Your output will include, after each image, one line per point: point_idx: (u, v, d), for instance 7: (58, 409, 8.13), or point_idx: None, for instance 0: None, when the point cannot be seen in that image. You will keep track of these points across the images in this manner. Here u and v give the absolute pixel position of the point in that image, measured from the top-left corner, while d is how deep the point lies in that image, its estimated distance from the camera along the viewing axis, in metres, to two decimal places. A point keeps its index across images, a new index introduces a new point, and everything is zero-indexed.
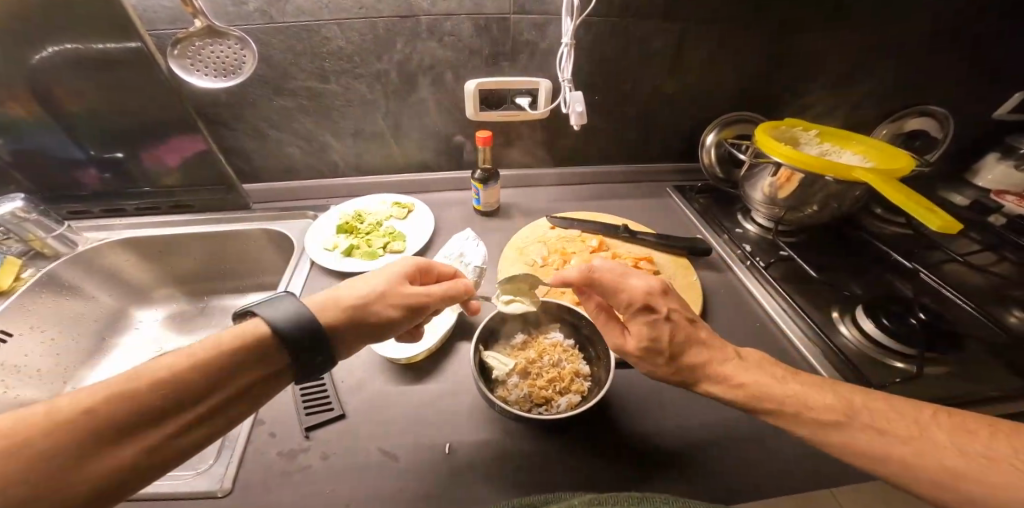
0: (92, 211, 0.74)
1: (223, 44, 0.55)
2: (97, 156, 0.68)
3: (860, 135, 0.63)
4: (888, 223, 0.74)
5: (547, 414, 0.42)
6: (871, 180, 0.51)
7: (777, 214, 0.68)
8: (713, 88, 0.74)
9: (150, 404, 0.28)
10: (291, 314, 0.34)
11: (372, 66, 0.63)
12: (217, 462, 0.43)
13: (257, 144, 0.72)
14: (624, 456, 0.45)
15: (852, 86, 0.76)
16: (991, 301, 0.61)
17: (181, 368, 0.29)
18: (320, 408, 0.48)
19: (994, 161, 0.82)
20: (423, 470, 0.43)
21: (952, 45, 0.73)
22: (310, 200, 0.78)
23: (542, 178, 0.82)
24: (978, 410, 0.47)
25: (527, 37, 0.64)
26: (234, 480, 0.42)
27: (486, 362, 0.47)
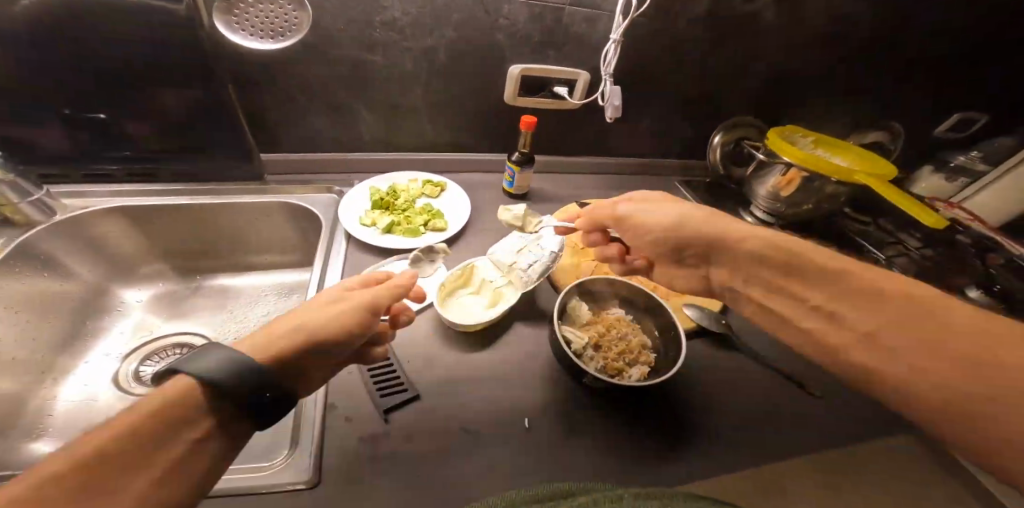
0: (71, 177, 0.63)
1: (269, 2, 0.47)
2: (76, 115, 0.56)
3: (849, 144, 0.73)
4: (854, 221, 0.87)
5: (626, 382, 0.46)
6: (869, 181, 0.60)
7: (776, 209, 0.78)
8: (727, 93, 0.81)
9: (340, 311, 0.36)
10: None
11: (421, 41, 0.61)
12: (299, 451, 0.41)
13: (280, 114, 0.65)
14: (683, 422, 0.50)
15: (833, 102, 0.88)
16: (936, 287, 0.75)
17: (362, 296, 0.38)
18: (393, 389, 0.47)
19: (926, 173, 0.99)
20: (510, 446, 0.45)
21: (909, 75, 0.87)
22: (331, 176, 0.74)
23: (567, 165, 0.84)
24: None
25: (578, 29, 0.65)
26: (320, 472, 0.40)
27: (563, 334, 0.49)
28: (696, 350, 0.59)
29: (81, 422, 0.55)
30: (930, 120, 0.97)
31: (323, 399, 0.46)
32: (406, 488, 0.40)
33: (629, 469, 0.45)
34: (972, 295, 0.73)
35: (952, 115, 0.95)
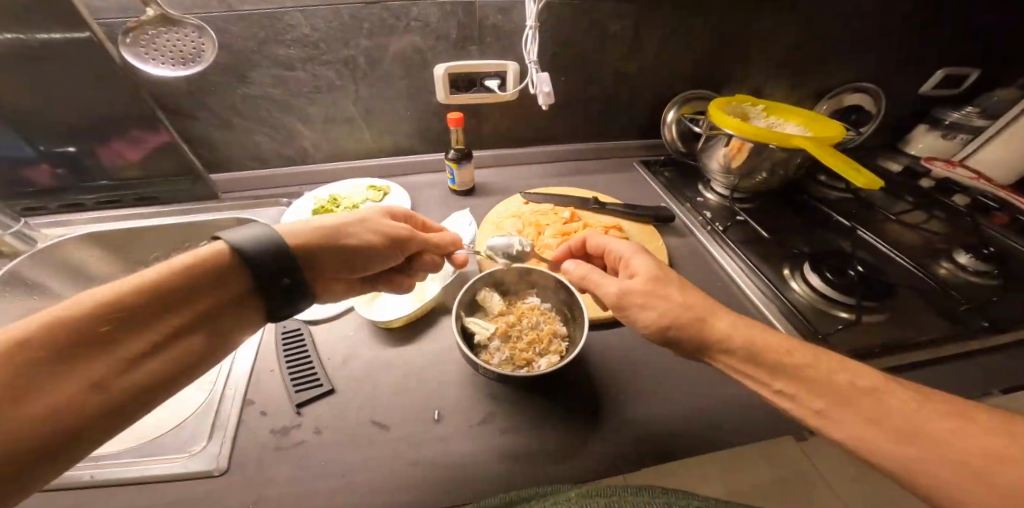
0: (51, 206, 0.72)
1: (178, 33, 0.54)
2: (51, 150, 0.66)
3: (800, 108, 0.69)
4: (830, 189, 0.81)
5: (529, 373, 0.45)
6: (810, 148, 0.57)
7: (732, 183, 0.73)
8: (671, 68, 0.78)
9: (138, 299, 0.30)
10: (259, 235, 0.36)
11: (339, 52, 0.64)
12: (210, 442, 0.43)
13: (223, 134, 0.71)
14: (600, 408, 0.48)
15: (794, 65, 0.83)
16: (921, 253, 0.68)
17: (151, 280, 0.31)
18: (309, 384, 0.49)
19: (922, 132, 0.92)
20: (415, 437, 0.45)
21: (880, 25, 0.80)
22: (283, 188, 0.78)
23: (514, 158, 0.84)
24: (920, 348, 0.52)
25: (492, 22, 0.66)
26: (230, 459, 0.43)
27: (468, 327, 0.49)
28: (627, 334, 0.57)
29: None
30: (918, 73, 0.88)
31: (243, 396, 0.48)
32: (304, 479, 0.42)
33: (533, 456, 0.44)
34: (962, 260, 0.65)
35: (937, 70, 0.88)
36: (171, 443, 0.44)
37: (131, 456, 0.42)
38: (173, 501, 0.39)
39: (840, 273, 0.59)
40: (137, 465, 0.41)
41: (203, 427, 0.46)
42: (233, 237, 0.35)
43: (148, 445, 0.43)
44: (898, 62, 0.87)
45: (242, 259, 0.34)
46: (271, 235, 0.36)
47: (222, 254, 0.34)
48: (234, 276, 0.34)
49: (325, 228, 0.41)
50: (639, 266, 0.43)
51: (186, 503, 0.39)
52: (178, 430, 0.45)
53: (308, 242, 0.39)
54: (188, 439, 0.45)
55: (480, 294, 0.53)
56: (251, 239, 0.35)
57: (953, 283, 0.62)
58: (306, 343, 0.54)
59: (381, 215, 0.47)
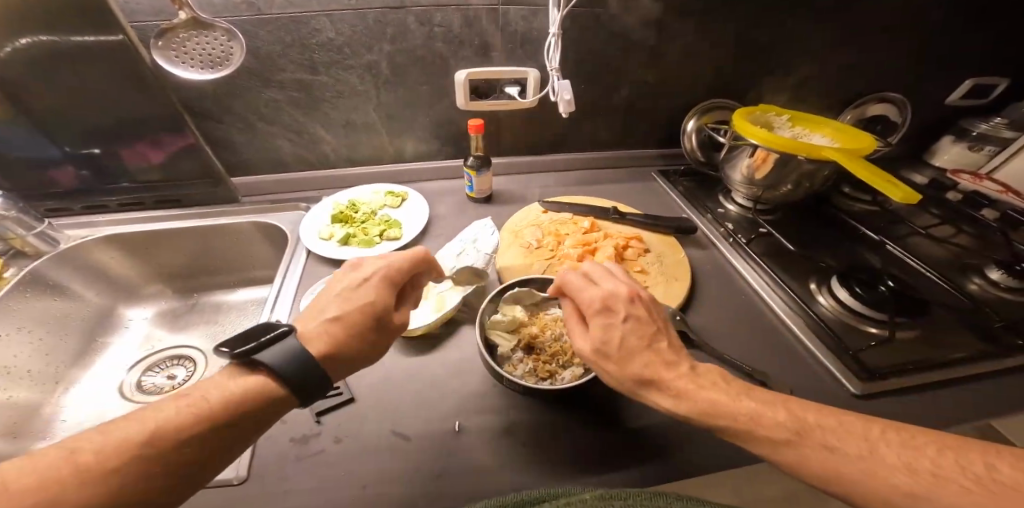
0: (73, 208, 0.72)
1: (208, 36, 0.55)
2: (77, 151, 0.67)
3: (827, 119, 0.68)
4: (856, 201, 0.79)
5: (552, 386, 0.44)
6: (840, 159, 0.56)
7: (755, 194, 0.72)
8: (692, 77, 0.77)
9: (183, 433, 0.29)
10: (285, 352, 0.33)
11: (362, 57, 0.64)
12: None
13: (245, 139, 0.71)
14: (624, 421, 0.47)
15: (817, 75, 0.82)
16: (948, 268, 0.66)
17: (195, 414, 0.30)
18: (328, 393, 0.49)
19: (948, 142, 0.90)
20: (437, 448, 0.45)
21: (907, 34, 0.79)
22: (302, 192, 0.79)
23: (531, 165, 0.84)
24: (955, 370, 0.50)
25: (514, 28, 0.65)
26: (250, 469, 0.42)
27: (491, 341, 0.49)
28: None
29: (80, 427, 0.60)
30: (945, 83, 0.87)
31: None
32: (323, 491, 0.41)
33: (555, 470, 0.43)
34: (995, 276, 0.63)
35: (966, 80, 0.86)
36: None
37: None
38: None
39: (870, 287, 0.58)
40: None
41: None
42: (271, 361, 0.33)
43: None
44: (925, 73, 0.85)
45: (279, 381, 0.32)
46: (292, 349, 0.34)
47: (261, 388, 0.32)
48: (265, 409, 0.32)
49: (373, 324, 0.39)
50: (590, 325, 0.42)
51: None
52: None
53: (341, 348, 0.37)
54: None
55: (502, 305, 0.52)
56: (278, 353, 0.33)
57: (985, 299, 0.60)
58: None
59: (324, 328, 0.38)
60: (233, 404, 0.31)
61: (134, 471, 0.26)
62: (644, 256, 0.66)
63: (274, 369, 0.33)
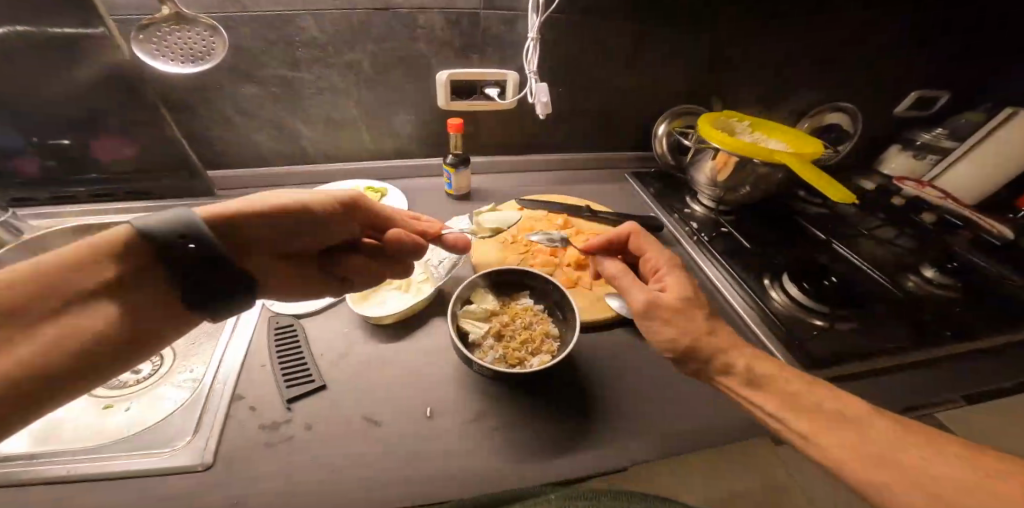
0: (40, 198, 0.71)
1: (191, 31, 0.56)
2: (45, 142, 0.65)
3: (782, 126, 0.74)
4: (809, 204, 0.85)
5: (521, 370, 0.47)
6: (792, 163, 0.61)
7: (718, 195, 0.76)
8: (662, 83, 0.82)
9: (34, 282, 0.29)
10: (168, 219, 0.34)
11: (345, 55, 0.66)
12: (197, 436, 0.44)
13: (223, 132, 0.72)
14: (587, 405, 0.50)
15: (776, 86, 0.88)
16: (889, 267, 0.72)
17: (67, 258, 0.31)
18: (300, 381, 0.50)
19: (895, 152, 0.98)
20: (409, 432, 0.47)
21: (857, 51, 0.86)
22: (279, 187, 0.79)
23: (509, 165, 0.86)
24: (886, 358, 0.55)
25: (493, 32, 0.69)
26: (215, 455, 0.43)
27: (463, 328, 0.51)
28: (615, 336, 0.59)
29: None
30: (889, 97, 0.95)
31: (232, 390, 0.49)
32: (295, 475, 0.42)
33: (521, 450, 0.46)
34: (927, 274, 0.69)
35: (911, 91, 0.94)
36: (158, 437, 0.44)
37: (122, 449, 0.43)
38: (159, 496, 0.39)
39: (816, 283, 0.63)
40: (126, 458, 0.41)
41: (190, 422, 0.46)
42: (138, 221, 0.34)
43: (139, 440, 0.44)
44: (872, 87, 0.93)
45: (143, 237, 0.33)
46: (185, 219, 0.35)
47: (123, 236, 0.34)
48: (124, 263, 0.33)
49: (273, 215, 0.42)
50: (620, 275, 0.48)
51: (174, 496, 0.40)
52: (162, 425, 0.45)
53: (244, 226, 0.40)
54: (178, 432, 0.45)
55: (475, 293, 0.54)
56: (159, 221, 0.34)
57: (918, 295, 0.66)
58: (298, 337, 0.55)
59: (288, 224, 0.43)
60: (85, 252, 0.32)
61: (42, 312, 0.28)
62: None
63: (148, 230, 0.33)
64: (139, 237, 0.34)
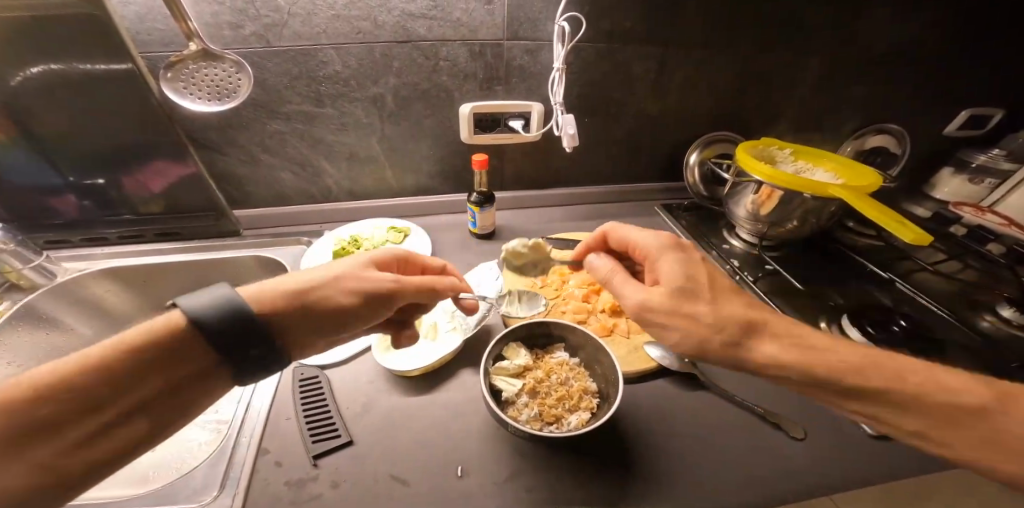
0: (73, 239, 0.72)
1: (217, 67, 0.56)
2: (79, 182, 0.66)
3: (828, 154, 0.70)
4: (860, 235, 0.79)
5: (559, 432, 0.43)
6: (847, 197, 0.56)
7: (761, 230, 0.71)
8: (693, 110, 0.78)
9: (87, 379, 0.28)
10: (215, 302, 0.32)
11: (368, 90, 0.65)
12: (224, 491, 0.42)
13: (248, 169, 0.72)
14: (631, 468, 0.45)
15: (817, 109, 0.83)
16: (957, 304, 0.65)
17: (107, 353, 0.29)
18: (326, 434, 0.47)
19: (948, 175, 0.91)
20: (437, 496, 0.43)
21: (901, 68, 0.81)
22: (303, 225, 0.78)
23: (534, 200, 0.84)
24: None
25: (518, 62, 0.67)
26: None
27: (495, 385, 0.47)
28: (657, 388, 0.54)
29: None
30: (939, 116, 0.89)
31: (257, 442, 0.46)
32: None
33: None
34: (1005, 313, 0.62)
35: (961, 111, 0.88)
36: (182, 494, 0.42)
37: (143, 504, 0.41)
38: None
39: (884, 327, 0.55)
40: None
41: (215, 476, 0.44)
42: (190, 305, 0.32)
43: (160, 493, 0.42)
44: (920, 106, 0.87)
45: (198, 327, 0.31)
46: (234, 301, 0.33)
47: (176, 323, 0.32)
48: (189, 351, 0.31)
49: (293, 289, 0.37)
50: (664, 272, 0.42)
51: None
52: (186, 479, 0.43)
53: (286, 300, 0.36)
54: (203, 485, 0.43)
55: (507, 347, 0.51)
56: (205, 306, 0.32)
57: (996, 336, 0.59)
58: (323, 390, 0.52)
59: (363, 267, 0.42)
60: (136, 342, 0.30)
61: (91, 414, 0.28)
62: None
63: (197, 315, 0.32)
64: (190, 325, 0.32)
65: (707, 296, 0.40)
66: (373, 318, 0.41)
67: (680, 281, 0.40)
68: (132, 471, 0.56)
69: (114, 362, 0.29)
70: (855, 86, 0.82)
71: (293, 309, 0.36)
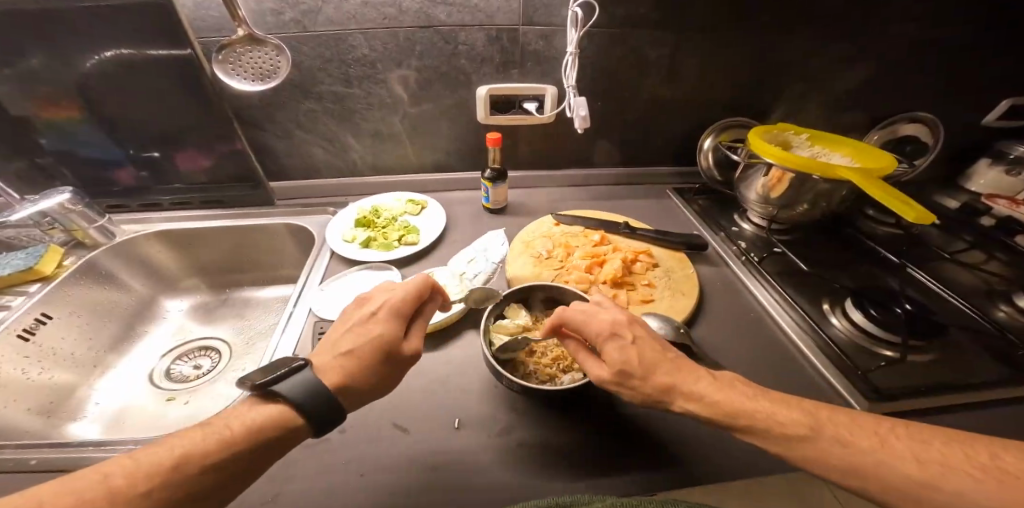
0: (131, 205, 0.80)
1: (261, 51, 0.62)
2: (138, 154, 0.74)
3: (846, 139, 0.69)
4: (879, 223, 0.77)
5: (551, 387, 0.46)
6: (856, 178, 0.56)
7: (771, 213, 0.71)
8: (709, 94, 0.79)
9: (202, 461, 0.31)
10: (306, 392, 0.36)
11: (392, 72, 0.70)
12: None
13: (282, 144, 0.78)
14: (619, 429, 0.48)
15: (840, 95, 0.82)
16: (976, 295, 0.63)
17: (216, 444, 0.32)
18: None
19: (984, 166, 0.87)
20: (435, 442, 0.47)
21: (933, 54, 0.78)
22: (330, 197, 0.84)
23: (547, 179, 0.86)
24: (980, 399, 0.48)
25: (534, 47, 0.70)
26: None
27: (494, 341, 0.50)
28: None
29: (109, 412, 0.62)
30: (976, 105, 0.85)
31: None
32: (316, 482, 0.43)
33: (546, 470, 0.44)
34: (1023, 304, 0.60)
35: (1002, 101, 0.84)
36: None
37: None
38: None
39: (885, 308, 0.55)
40: None
41: None
42: (291, 393, 0.36)
43: None
44: (955, 94, 0.83)
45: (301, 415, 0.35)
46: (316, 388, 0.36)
47: (278, 419, 0.35)
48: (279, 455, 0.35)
49: (345, 354, 0.39)
50: (607, 354, 0.40)
51: None
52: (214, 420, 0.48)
53: (355, 375, 0.38)
54: None
55: (509, 307, 0.54)
56: (302, 390, 0.36)
57: (1013, 328, 0.57)
58: None
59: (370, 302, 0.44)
60: (240, 436, 0.33)
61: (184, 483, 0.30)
62: (653, 270, 0.65)
63: (296, 401, 0.35)
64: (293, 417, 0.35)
65: (639, 380, 0.39)
66: (407, 341, 0.42)
67: (618, 367, 0.39)
68: (168, 420, 0.61)
69: (232, 441, 0.33)
70: (882, 73, 0.79)
71: (364, 376, 0.39)
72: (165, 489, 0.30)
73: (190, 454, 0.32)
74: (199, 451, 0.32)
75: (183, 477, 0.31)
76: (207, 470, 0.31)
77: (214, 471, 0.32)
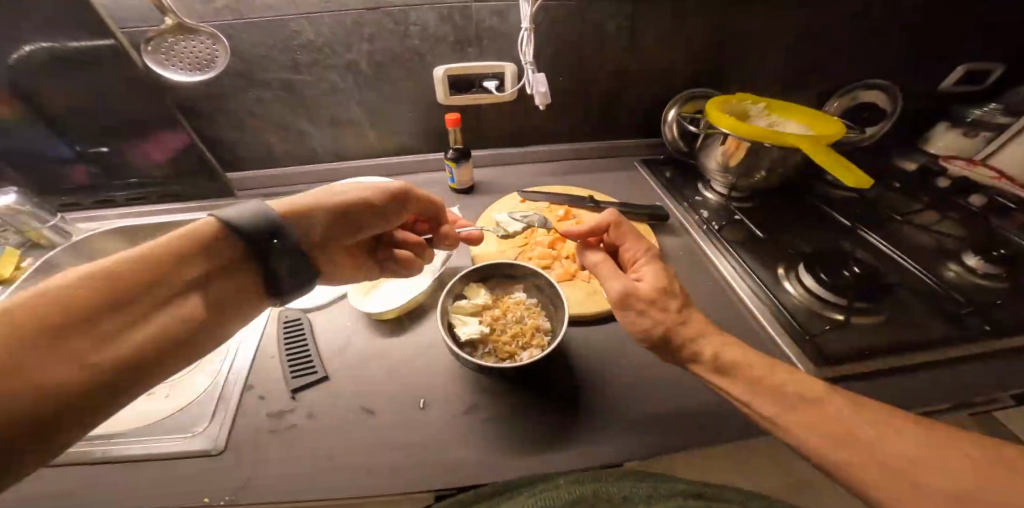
0: (84, 203, 0.78)
1: (195, 40, 0.59)
2: (85, 150, 0.72)
3: (802, 107, 0.69)
4: (840, 190, 0.79)
5: (509, 365, 0.46)
6: (806, 146, 0.56)
7: (731, 182, 0.72)
8: (670, 66, 0.78)
9: (120, 282, 0.30)
10: (251, 213, 0.38)
11: (343, 56, 0.68)
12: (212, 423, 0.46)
13: (236, 135, 0.76)
14: (579, 400, 0.49)
15: (801, 63, 0.82)
16: (926, 256, 0.65)
17: (140, 259, 0.32)
18: (305, 371, 0.52)
19: (942, 130, 0.88)
20: (402, 422, 0.47)
21: (888, 19, 0.78)
22: (290, 186, 0.82)
23: (513, 157, 0.86)
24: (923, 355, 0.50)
25: (488, 25, 0.68)
26: (227, 441, 0.45)
27: (453, 322, 0.50)
28: (613, 330, 0.57)
29: None
30: (934, 70, 0.86)
31: (245, 380, 0.51)
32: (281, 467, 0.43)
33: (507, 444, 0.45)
34: (972, 263, 0.62)
35: (958, 67, 0.86)
36: (178, 426, 0.47)
37: (143, 433, 0.46)
38: (175, 477, 0.42)
39: (835, 272, 0.57)
40: (143, 444, 0.44)
41: (208, 409, 0.49)
42: (229, 214, 0.37)
43: (157, 423, 0.47)
44: (913, 59, 0.84)
45: (232, 231, 0.37)
46: (262, 211, 0.39)
47: (208, 228, 0.36)
48: (222, 248, 0.36)
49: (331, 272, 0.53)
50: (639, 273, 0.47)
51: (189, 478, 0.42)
52: (182, 412, 0.48)
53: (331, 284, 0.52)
54: (194, 419, 0.48)
55: (468, 287, 0.54)
56: (244, 215, 0.38)
57: (958, 286, 0.60)
58: (304, 332, 0.56)
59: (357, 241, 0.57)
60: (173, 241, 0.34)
61: (101, 306, 0.29)
62: None
63: (235, 221, 0.37)
64: (229, 231, 0.37)
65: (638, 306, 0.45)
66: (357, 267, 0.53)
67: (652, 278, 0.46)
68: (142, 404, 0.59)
69: (155, 261, 0.33)
70: (841, 40, 0.79)
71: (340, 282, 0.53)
72: (69, 324, 0.27)
73: (102, 272, 0.30)
74: (113, 273, 0.31)
75: (95, 297, 0.29)
76: (120, 288, 0.30)
77: (137, 300, 0.31)
